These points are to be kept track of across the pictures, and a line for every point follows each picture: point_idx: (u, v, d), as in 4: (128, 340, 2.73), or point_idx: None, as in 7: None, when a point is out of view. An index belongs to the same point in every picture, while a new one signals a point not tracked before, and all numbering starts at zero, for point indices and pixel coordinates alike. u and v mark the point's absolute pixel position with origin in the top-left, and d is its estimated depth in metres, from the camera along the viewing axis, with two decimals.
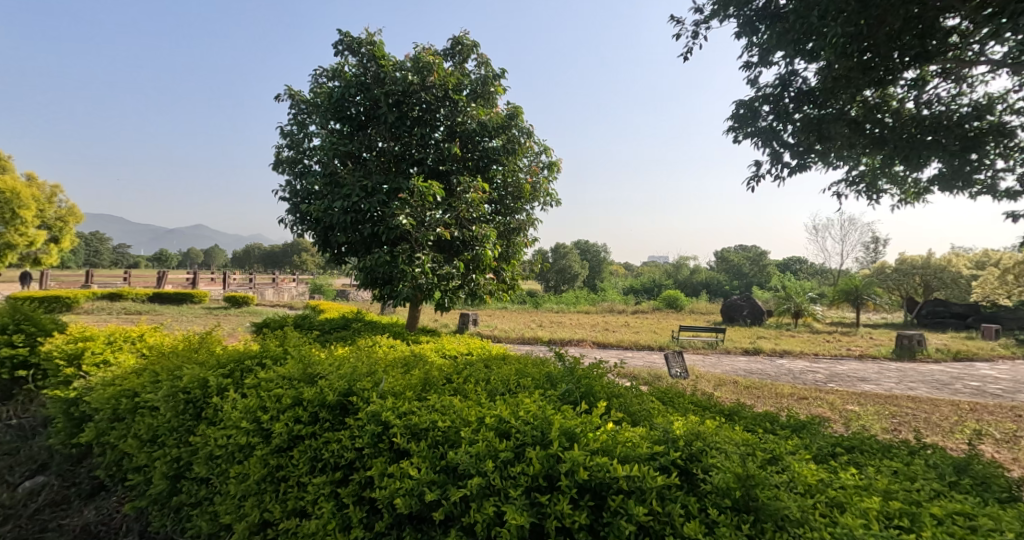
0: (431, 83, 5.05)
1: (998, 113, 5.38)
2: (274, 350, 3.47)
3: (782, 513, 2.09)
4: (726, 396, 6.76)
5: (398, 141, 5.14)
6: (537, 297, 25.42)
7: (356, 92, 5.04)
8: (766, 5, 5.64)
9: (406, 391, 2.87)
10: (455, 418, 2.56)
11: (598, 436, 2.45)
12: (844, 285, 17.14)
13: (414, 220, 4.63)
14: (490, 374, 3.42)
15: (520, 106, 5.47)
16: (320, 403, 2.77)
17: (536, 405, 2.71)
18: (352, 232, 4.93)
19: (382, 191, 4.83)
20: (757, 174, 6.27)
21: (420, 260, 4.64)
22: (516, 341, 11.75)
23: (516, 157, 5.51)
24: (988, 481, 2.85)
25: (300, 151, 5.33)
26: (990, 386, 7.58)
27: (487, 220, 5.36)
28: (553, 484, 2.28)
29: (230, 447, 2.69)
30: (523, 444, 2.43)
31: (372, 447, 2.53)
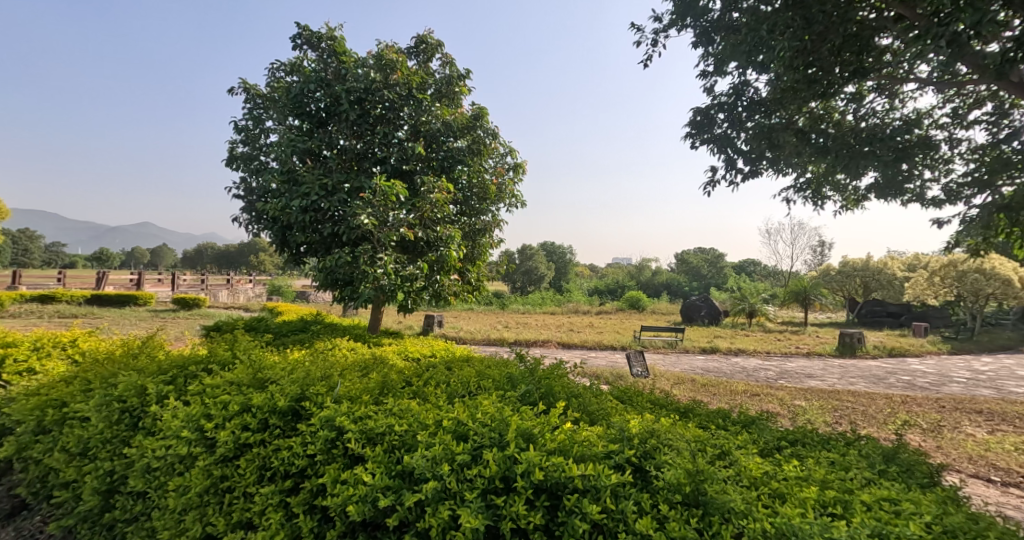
0: (394, 81, 5.11)
1: (925, 127, 5.82)
2: (223, 355, 3.48)
3: (728, 506, 2.26)
4: (682, 394, 6.99)
5: (361, 139, 5.16)
6: (501, 297, 25.66)
7: (316, 88, 5.03)
8: (720, 17, 5.92)
9: (362, 396, 2.95)
10: (413, 423, 2.66)
11: (555, 436, 2.58)
12: (795, 286, 17.87)
13: (377, 220, 4.65)
14: (451, 376, 3.51)
15: (485, 107, 5.56)
16: (270, 410, 2.81)
17: (494, 406, 2.83)
18: (312, 232, 4.94)
19: (343, 190, 4.84)
20: (711, 180, 6.59)
21: (383, 260, 4.67)
22: (479, 342, 11.83)
23: (481, 158, 5.61)
24: (913, 468, 3.12)
25: (255, 147, 5.30)
26: (923, 380, 8.10)
27: (452, 220, 5.45)
28: (509, 486, 2.40)
29: (170, 458, 2.68)
30: (480, 446, 2.54)
31: (326, 455, 2.59)
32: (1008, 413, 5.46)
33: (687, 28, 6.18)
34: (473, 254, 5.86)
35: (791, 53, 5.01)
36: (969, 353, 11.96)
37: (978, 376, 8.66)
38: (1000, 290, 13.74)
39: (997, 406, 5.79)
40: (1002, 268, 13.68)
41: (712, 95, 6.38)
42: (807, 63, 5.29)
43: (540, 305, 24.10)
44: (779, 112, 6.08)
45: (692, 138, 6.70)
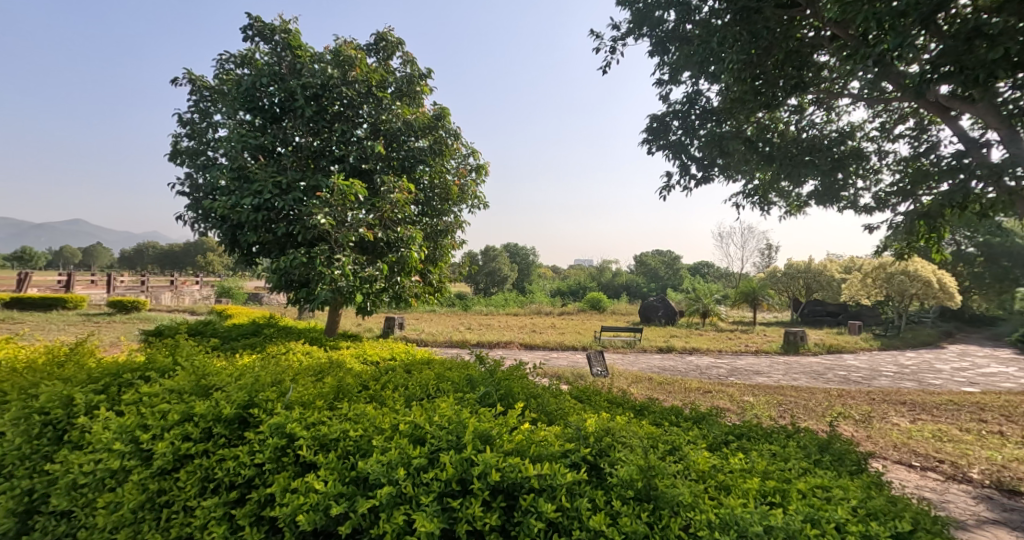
0: (352, 78, 5.13)
1: (857, 139, 6.28)
2: (162, 363, 3.45)
3: (677, 499, 2.41)
4: (640, 393, 7.26)
5: (317, 136, 5.16)
6: (462, 299, 25.67)
7: (269, 82, 4.98)
8: (675, 28, 6.20)
9: (316, 401, 3.01)
10: (369, 428, 2.75)
11: (512, 437, 2.70)
12: (745, 287, 18.61)
13: (335, 220, 4.65)
14: (410, 379, 3.61)
15: (446, 107, 5.68)
16: (214, 418, 2.82)
17: (451, 409, 2.94)
18: (265, 231, 4.90)
19: (298, 189, 4.80)
20: (668, 185, 6.88)
21: (340, 261, 4.68)
22: (439, 345, 11.86)
23: (442, 158, 5.69)
24: (844, 456, 3.39)
25: (202, 142, 5.23)
26: (858, 375, 8.66)
27: (414, 221, 5.55)
28: (465, 487, 2.50)
29: (99, 473, 2.62)
30: (437, 449, 2.64)
31: (276, 463, 2.62)
32: (930, 404, 5.93)
33: (643, 37, 6.44)
34: (435, 255, 5.97)
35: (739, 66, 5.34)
36: (897, 349, 12.85)
37: (905, 370, 9.34)
38: (922, 291, 14.84)
39: (921, 398, 6.27)
40: (923, 269, 14.77)
41: (667, 103, 6.68)
42: (753, 76, 5.61)
43: (502, 307, 24.20)
44: (730, 121, 6.40)
45: (649, 144, 6.98)
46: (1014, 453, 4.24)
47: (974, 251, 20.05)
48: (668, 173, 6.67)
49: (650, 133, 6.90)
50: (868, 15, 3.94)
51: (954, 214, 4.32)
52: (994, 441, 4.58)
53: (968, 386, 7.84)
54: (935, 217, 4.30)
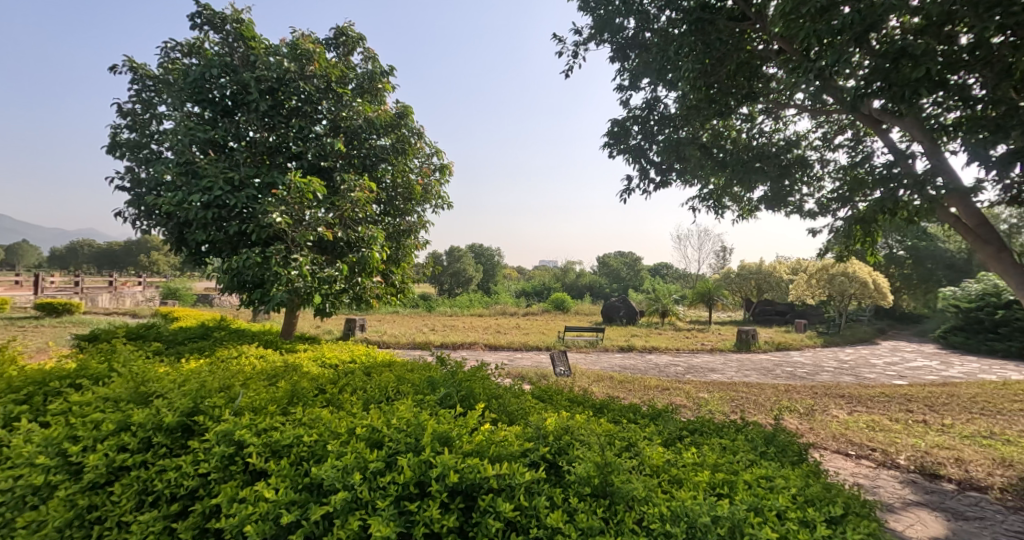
0: (311, 73, 5.06)
1: (801, 148, 6.65)
2: (95, 369, 3.39)
3: (632, 494, 2.37)
4: (601, 391, 7.46)
5: (273, 131, 5.06)
6: (425, 299, 25.56)
7: (220, 73, 4.85)
8: (634, 35, 6.39)
9: (269, 405, 2.92)
10: (325, 432, 2.65)
11: (471, 438, 2.63)
12: (701, 288, 19.18)
13: (291, 219, 4.58)
14: (368, 382, 3.64)
15: (409, 106, 5.71)
16: (155, 427, 2.68)
17: (410, 412, 2.85)
18: (215, 230, 4.73)
19: (253, 185, 4.71)
20: (627, 188, 7.14)
21: (298, 261, 4.64)
22: (400, 346, 11.82)
23: (405, 158, 5.72)
24: (787, 447, 3.61)
25: (145, 134, 4.99)
26: (803, 371, 9.12)
27: (376, 220, 5.58)
28: (424, 490, 2.41)
29: (20, 491, 2.43)
30: (395, 452, 2.54)
31: (223, 472, 2.51)
32: (864, 397, 6.33)
33: (604, 43, 6.59)
34: (397, 256, 6.00)
35: (695, 75, 5.55)
36: (839, 345, 13.55)
37: (844, 365, 9.89)
38: (859, 290, 15.71)
39: (858, 391, 6.69)
40: (860, 270, 15.62)
41: (627, 108, 6.89)
42: (708, 84, 5.86)
43: (467, 308, 24.26)
44: (687, 128, 6.63)
45: (610, 148, 7.17)
46: (936, 440, 4.60)
47: (904, 254, 21.30)
48: (627, 177, 6.77)
49: (611, 137, 7.08)
50: (809, 31, 4.19)
51: (886, 219, 4.62)
52: (919, 429, 4.96)
53: (899, 380, 8.40)
54: (870, 222, 4.59)
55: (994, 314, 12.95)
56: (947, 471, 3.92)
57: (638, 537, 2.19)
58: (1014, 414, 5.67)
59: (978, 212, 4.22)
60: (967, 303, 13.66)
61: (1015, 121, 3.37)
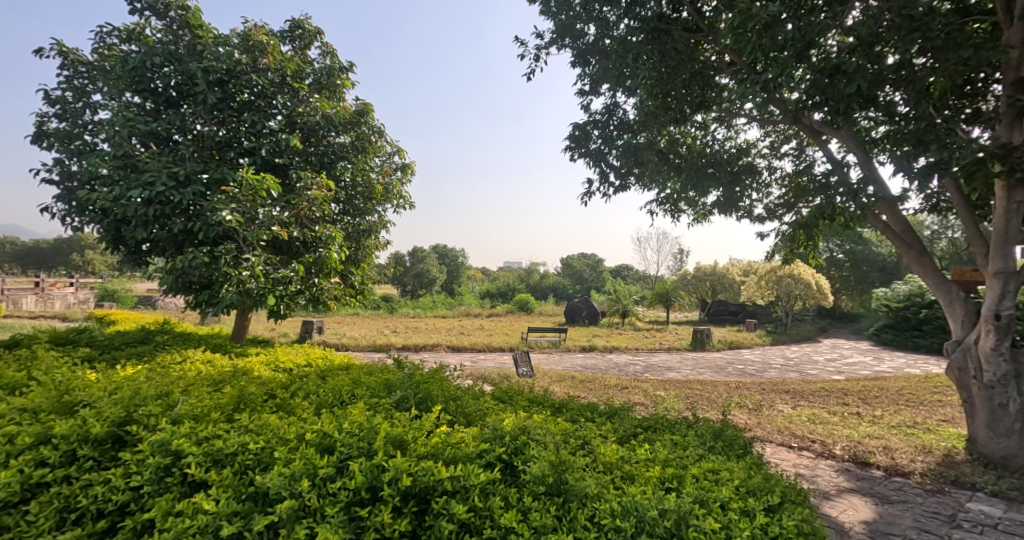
0: (264, 65, 4.97)
1: (751, 156, 6.97)
2: (12, 378, 3.26)
3: (584, 491, 2.44)
4: (561, 391, 7.60)
5: (223, 126, 4.90)
6: (387, 302, 25.34)
7: (162, 62, 4.66)
8: (594, 41, 6.51)
9: (211, 413, 2.80)
10: (273, 439, 2.54)
11: (425, 441, 2.60)
12: (659, 289, 19.68)
13: (242, 216, 4.39)
14: (322, 387, 3.61)
15: (369, 103, 5.69)
16: (80, 439, 2.49)
17: (363, 416, 2.78)
18: (157, 228, 4.52)
19: (200, 181, 4.51)
20: (589, 191, 7.28)
21: (249, 261, 4.43)
22: (360, 350, 11.72)
23: (365, 157, 5.67)
24: (734, 441, 3.79)
25: (77, 124, 4.78)
26: (752, 368, 9.51)
27: (334, 220, 5.57)
28: (376, 495, 2.35)
29: None
30: (347, 457, 2.47)
31: (158, 485, 2.34)
32: (807, 392, 6.66)
33: (565, 48, 6.71)
34: (356, 257, 6.00)
35: (653, 82, 5.80)
36: (786, 344, 14.18)
37: (789, 362, 10.38)
38: (804, 291, 16.47)
39: (801, 387, 7.03)
40: (804, 272, 16.38)
41: (588, 113, 7.05)
42: (665, 92, 6.09)
43: (430, 309, 24.16)
44: (644, 133, 6.82)
45: (571, 151, 7.32)
46: (868, 431, 4.91)
47: (843, 257, 22.37)
48: (588, 180, 6.93)
49: (571, 140, 7.23)
50: (755, 47, 4.39)
51: (826, 225, 4.92)
52: (853, 421, 5.28)
53: (838, 375, 8.88)
54: (812, 227, 4.85)
55: (918, 312, 13.83)
56: (876, 459, 4.20)
57: (590, 534, 2.25)
58: (937, 405, 6.10)
59: (904, 219, 4.59)
60: (896, 303, 14.51)
61: (933, 136, 3.71)
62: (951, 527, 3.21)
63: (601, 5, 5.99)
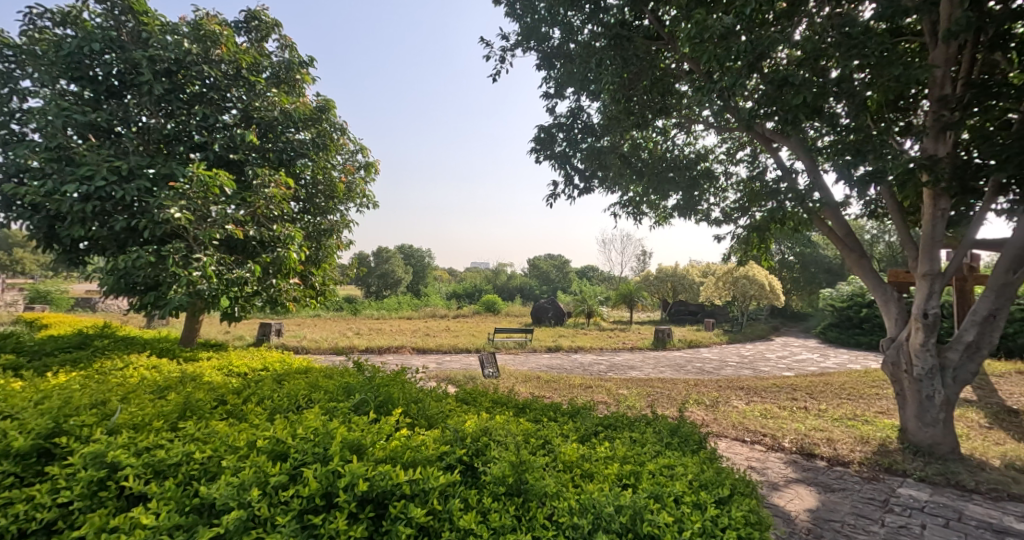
0: (217, 57, 4.84)
1: (709, 162, 7.21)
2: None
3: (543, 490, 2.51)
4: (526, 391, 7.70)
5: (171, 119, 4.71)
6: (350, 303, 24.96)
7: (103, 48, 4.46)
8: (559, 46, 6.59)
9: (152, 421, 2.74)
10: (221, 448, 2.51)
11: (384, 445, 2.61)
12: (622, 290, 20.04)
13: (192, 214, 4.23)
14: (277, 391, 3.58)
15: (331, 100, 5.68)
16: (5, 454, 2.41)
17: (319, 421, 2.77)
18: (96, 225, 4.32)
19: (146, 176, 4.35)
20: (553, 192, 7.42)
21: (200, 261, 4.26)
22: (323, 352, 11.52)
23: (325, 153, 5.68)
24: (690, 437, 3.93)
25: (4, 112, 4.54)
26: (710, 366, 9.84)
27: (293, 219, 5.52)
28: (331, 502, 2.32)
29: None
30: (301, 464, 2.45)
31: (91, 500, 2.28)
32: (759, 389, 6.93)
33: (531, 50, 6.75)
34: (318, 257, 5.97)
35: (615, 87, 5.94)
36: (742, 342, 14.68)
37: (744, 360, 10.78)
38: (759, 292, 17.08)
39: (754, 383, 7.32)
40: (759, 274, 16.98)
41: (553, 116, 7.16)
42: (627, 98, 6.24)
43: (396, 310, 23.98)
44: (607, 137, 6.96)
45: (536, 153, 7.40)
46: (814, 424, 5.16)
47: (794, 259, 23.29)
48: (554, 181, 6.99)
49: (536, 141, 7.33)
50: (711, 57, 4.54)
51: (777, 228, 5.15)
52: (801, 415, 5.55)
53: (788, 372, 9.26)
54: (763, 231, 5.04)
55: (860, 311, 14.53)
56: (820, 450, 4.43)
57: (548, 533, 2.31)
58: (876, 398, 6.45)
59: (847, 224, 4.86)
60: (840, 303, 15.22)
61: (870, 147, 3.93)
62: (884, 511, 3.42)
63: (566, 10, 6.08)
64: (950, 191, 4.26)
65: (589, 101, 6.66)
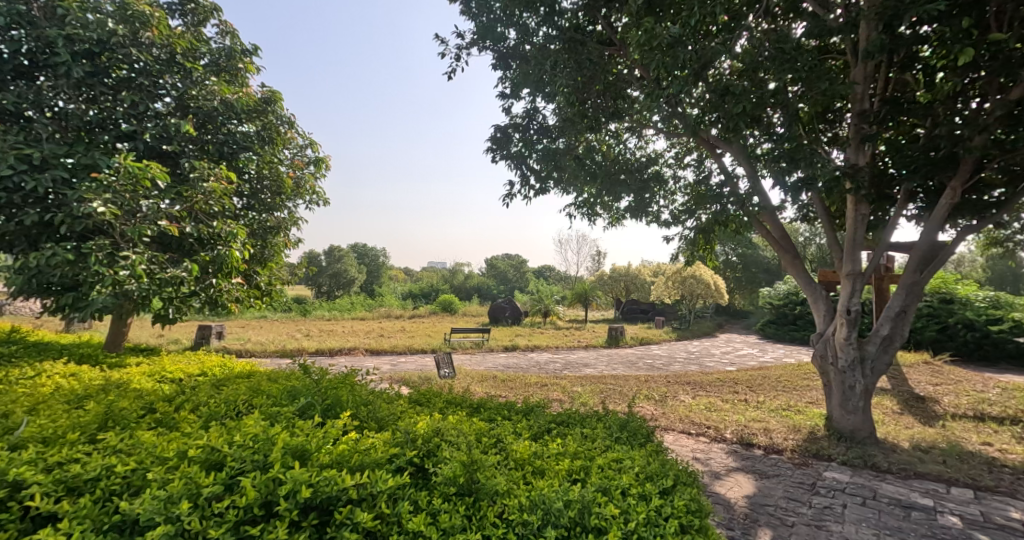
0: (147, 39, 4.62)
1: (659, 166, 7.47)
2: None
3: (493, 489, 2.59)
4: (482, 390, 7.74)
5: (93, 104, 4.41)
6: (299, 304, 24.30)
7: (9, 22, 4.10)
8: (514, 47, 6.67)
9: (68, 435, 2.64)
10: (148, 460, 2.44)
11: (328, 451, 2.61)
12: (578, 289, 20.37)
13: (117, 207, 3.96)
14: (213, 398, 3.51)
15: (277, 92, 5.61)
16: None
17: (258, 428, 2.74)
18: (4, 220, 4.05)
19: (64, 166, 4.07)
20: (512, 192, 7.52)
21: (128, 260, 3.97)
22: (270, 356, 11.18)
23: (272, 147, 5.59)
24: (638, 431, 4.09)
25: None
26: (660, 362, 10.16)
27: (236, 215, 5.38)
28: (271, 511, 2.29)
29: None
30: (239, 472, 2.40)
31: None
32: (704, 383, 7.23)
33: (486, 49, 6.80)
34: (264, 256, 5.83)
35: (570, 90, 6.05)
36: (690, 339, 15.21)
37: (691, 356, 11.20)
38: (705, 291, 17.73)
39: (699, 378, 7.61)
40: (704, 273, 17.63)
41: (509, 116, 7.25)
42: (582, 101, 6.36)
43: (351, 311, 23.53)
44: (563, 138, 7.08)
45: (493, 153, 7.48)
46: (753, 415, 5.45)
47: (737, 259, 24.29)
48: (510, 181, 7.04)
49: (492, 141, 7.41)
50: (659, 64, 4.70)
51: (721, 230, 5.43)
52: (742, 407, 5.84)
53: (730, 366, 9.68)
54: (709, 232, 5.28)
55: (794, 308, 15.32)
56: (758, 440, 4.69)
57: (499, 531, 2.38)
58: (807, 389, 6.86)
59: (782, 227, 5.16)
60: (777, 301, 16.02)
61: (802, 155, 4.18)
62: (811, 494, 3.68)
63: (521, 11, 6.17)
64: (869, 198, 4.60)
65: (546, 103, 6.78)
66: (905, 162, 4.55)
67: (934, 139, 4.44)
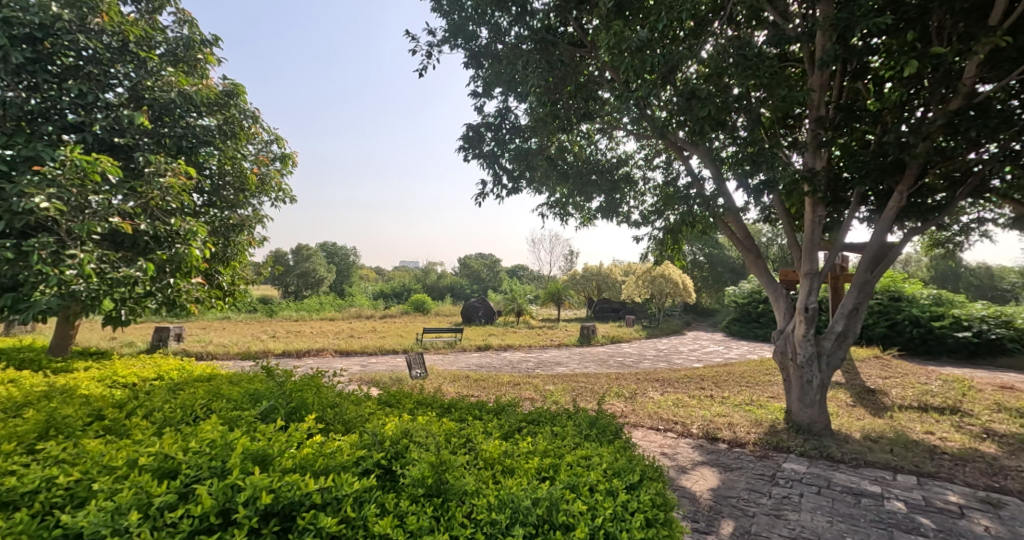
0: (96, 26, 4.42)
1: (629, 167, 7.56)
2: None
3: (462, 489, 2.59)
4: (453, 390, 7.71)
5: (35, 93, 4.23)
6: (267, 304, 23.79)
7: None
8: (486, 46, 6.66)
9: (7, 446, 2.53)
10: (93, 469, 2.36)
11: (290, 456, 2.57)
12: (551, 289, 20.45)
13: (63, 204, 3.81)
14: (169, 402, 3.42)
15: (240, 85, 5.49)
16: None
17: (215, 433, 2.67)
18: None
19: (3, 158, 3.92)
20: (483, 192, 7.52)
21: (75, 258, 3.84)
22: (235, 358, 10.92)
23: (234, 142, 5.43)
24: (606, 428, 4.14)
25: None
26: (629, 360, 10.28)
27: (195, 212, 5.26)
28: (229, 518, 2.24)
29: None
30: (194, 480, 2.34)
31: None
32: (672, 380, 7.35)
33: (458, 47, 6.78)
34: (226, 255, 5.73)
35: (541, 90, 6.08)
36: (660, 337, 15.43)
37: (660, 354, 11.36)
38: (674, 290, 18.01)
39: (667, 376, 7.73)
40: (674, 273, 17.90)
41: (481, 115, 7.23)
42: (553, 101, 6.38)
43: (321, 312, 23.15)
44: (535, 138, 7.09)
45: (465, 152, 7.47)
46: (718, 410, 5.56)
47: (705, 258, 24.74)
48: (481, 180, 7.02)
49: (464, 140, 7.39)
50: (628, 65, 4.72)
51: (688, 230, 5.52)
52: (707, 402, 5.97)
53: (697, 363, 9.86)
54: (677, 232, 5.36)
55: (759, 306, 15.67)
56: (722, 434, 4.80)
57: (467, 531, 2.38)
58: (769, 385, 7.04)
59: (745, 227, 5.28)
60: (742, 299, 16.38)
61: (763, 157, 4.27)
62: (771, 485, 3.78)
63: (493, 10, 6.17)
64: (825, 200, 4.76)
65: (518, 102, 6.80)
66: (857, 166, 4.73)
67: (883, 144, 4.62)
